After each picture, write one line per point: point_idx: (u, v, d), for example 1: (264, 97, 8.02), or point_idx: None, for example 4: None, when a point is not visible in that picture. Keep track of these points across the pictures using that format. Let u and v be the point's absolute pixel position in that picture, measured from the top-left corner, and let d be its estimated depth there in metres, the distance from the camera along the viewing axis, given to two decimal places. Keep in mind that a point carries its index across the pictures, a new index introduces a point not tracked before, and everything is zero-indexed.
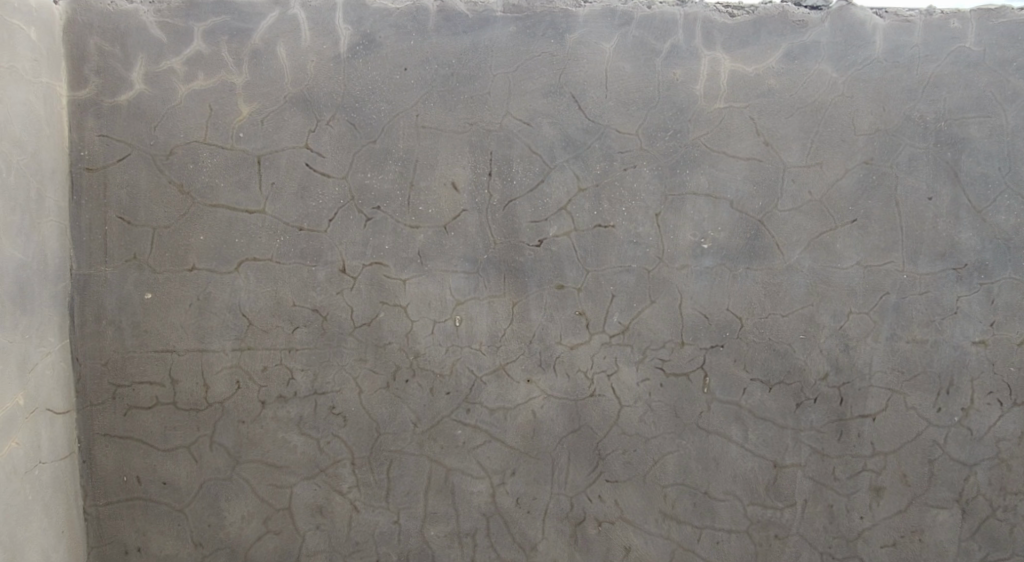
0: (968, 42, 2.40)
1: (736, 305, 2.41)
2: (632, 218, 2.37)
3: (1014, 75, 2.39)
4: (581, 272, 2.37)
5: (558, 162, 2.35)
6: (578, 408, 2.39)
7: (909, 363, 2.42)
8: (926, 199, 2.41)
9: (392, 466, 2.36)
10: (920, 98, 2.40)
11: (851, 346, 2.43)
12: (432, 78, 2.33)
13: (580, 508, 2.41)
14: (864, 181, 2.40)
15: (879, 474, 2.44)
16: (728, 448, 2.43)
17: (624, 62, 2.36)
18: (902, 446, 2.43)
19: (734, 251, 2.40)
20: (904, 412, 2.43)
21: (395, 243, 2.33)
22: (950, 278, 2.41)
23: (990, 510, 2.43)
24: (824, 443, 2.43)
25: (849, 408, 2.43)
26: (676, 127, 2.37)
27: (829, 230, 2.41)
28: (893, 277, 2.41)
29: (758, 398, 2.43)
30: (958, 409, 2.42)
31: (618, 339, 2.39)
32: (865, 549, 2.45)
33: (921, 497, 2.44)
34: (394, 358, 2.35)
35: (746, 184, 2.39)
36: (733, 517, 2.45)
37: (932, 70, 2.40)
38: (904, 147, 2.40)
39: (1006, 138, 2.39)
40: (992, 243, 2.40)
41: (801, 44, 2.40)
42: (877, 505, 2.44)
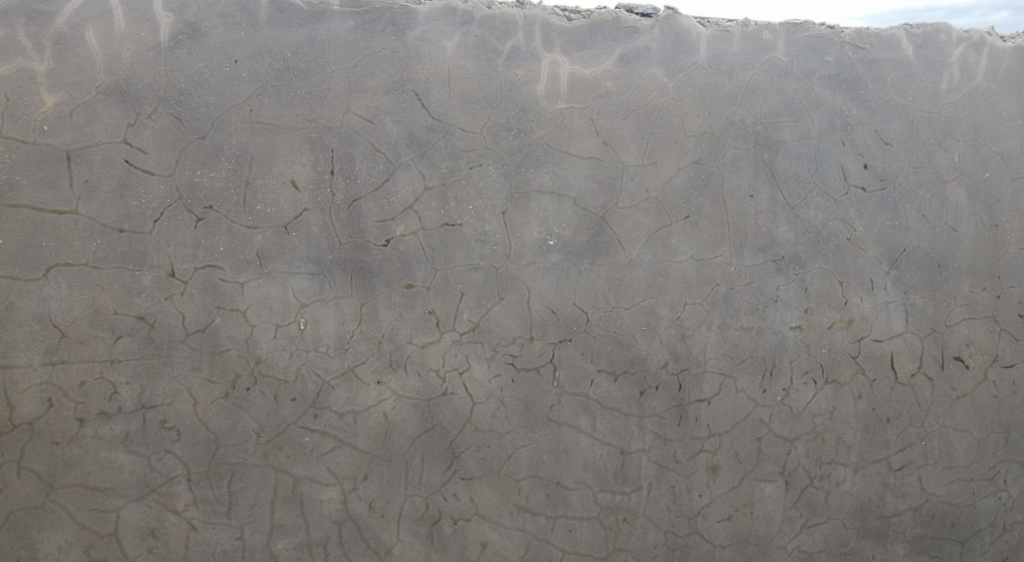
0: (778, 53, 2.64)
1: (581, 299, 2.50)
2: (479, 217, 2.40)
3: (818, 84, 2.67)
4: (429, 271, 2.36)
5: (402, 160, 2.33)
6: (431, 408, 2.39)
7: (738, 349, 2.65)
8: (748, 196, 2.62)
9: (233, 480, 2.25)
10: (741, 103, 2.60)
11: (687, 335, 2.60)
12: (265, 73, 2.23)
13: (435, 507, 2.41)
14: (694, 180, 2.58)
15: (715, 453, 2.66)
16: (578, 437, 2.53)
17: (466, 61, 2.37)
18: (735, 427, 2.67)
19: (577, 247, 2.49)
20: (736, 394, 2.66)
21: (230, 244, 2.21)
22: (771, 269, 2.65)
23: (809, 479, 2.74)
24: (666, 427, 2.61)
25: (687, 393, 2.62)
26: (520, 126, 2.42)
27: (665, 226, 2.56)
28: (722, 269, 2.62)
29: (604, 388, 2.54)
30: (781, 389, 2.68)
31: (468, 337, 2.41)
32: (704, 524, 2.68)
33: (752, 472, 2.70)
34: (232, 365, 2.23)
35: (588, 182, 2.49)
36: (584, 504, 2.56)
37: (749, 77, 2.61)
38: (729, 148, 2.60)
39: (813, 140, 2.66)
40: (805, 237, 2.66)
41: (633, 49, 2.52)
42: (714, 483, 2.67)
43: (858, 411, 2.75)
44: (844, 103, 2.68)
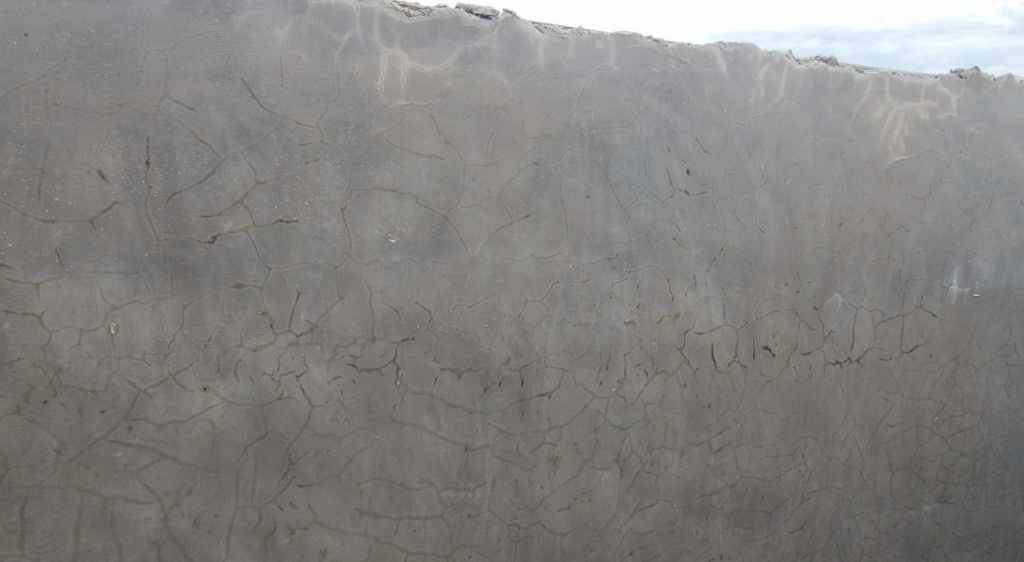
0: (610, 62, 2.85)
1: (424, 298, 2.49)
2: (316, 213, 2.31)
3: (646, 93, 2.95)
4: (261, 269, 2.24)
5: (230, 152, 2.19)
6: (264, 413, 2.27)
7: (576, 344, 2.84)
8: (584, 197, 2.82)
9: (27, 505, 2.02)
10: (577, 108, 2.78)
11: (528, 331, 2.72)
12: (64, 49, 2.00)
13: (269, 518, 2.30)
14: (533, 180, 2.70)
15: (555, 445, 2.82)
16: (422, 437, 2.52)
17: (299, 51, 2.28)
18: (574, 418, 2.86)
19: (418, 246, 2.47)
20: (575, 388, 2.85)
21: (21, 239, 1.97)
22: (607, 267, 2.89)
23: (641, 464, 3.08)
24: (508, 422, 2.69)
25: (529, 388, 2.74)
26: (358, 121, 2.36)
27: (506, 225, 2.65)
28: (562, 267, 2.78)
29: (448, 385, 2.56)
30: (616, 380, 2.96)
31: (305, 338, 2.31)
32: (545, 514, 2.82)
33: (590, 460, 2.93)
34: (25, 376, 1.99)
35: (429, 180, 2.48)
36: (428, 503, 2.56)
37: (584, 84, 2.79)
38: (566, 151, 2.76)
39: (642, 146, 2.96)
40: (636, 236, 2.97)
41: (474, 50, 2.56)
42: (555, 474, 2.83)
43: (684, 399, 3.18)
44: (668, 111, 3.02)
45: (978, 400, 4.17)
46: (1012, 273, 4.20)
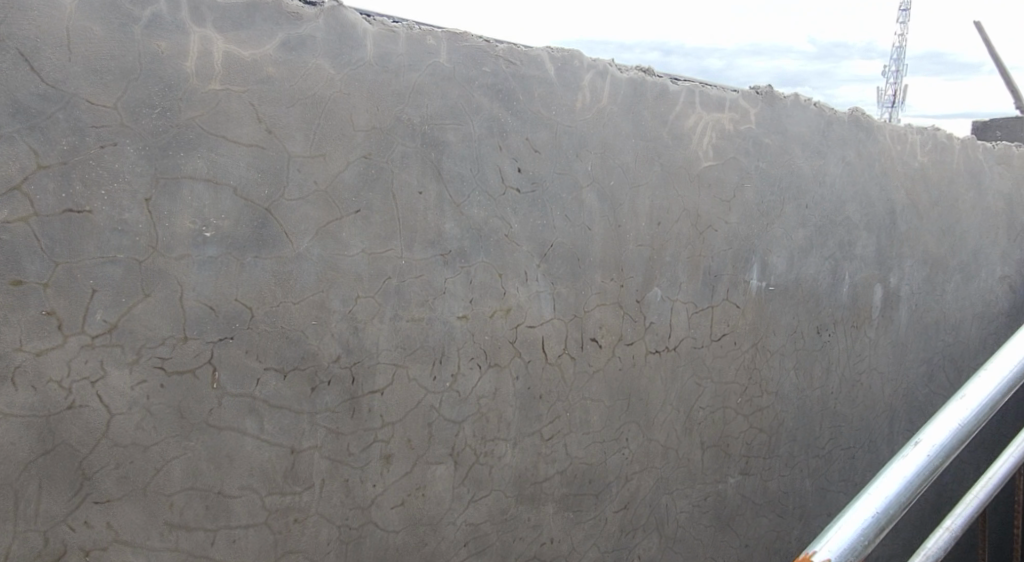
0: (441, 59, 2.89)
1: (244, 295, 2.36)
2: (114, 203, 2.10)
3: (477, 92, 3.03)
4: (46, 264, 2.01)
5: (4, 132, 1.93)
6: (50, 425, 2.03)
7: (409, 340, 2.84)
8: (416, 193, 2.83)
9: None
10: (408, 103, 2.77)
11: (359, 328, 2.67)
12: None
13: (58, 540, 2.07)
14: (363, 174, 2.65)
15: (388, 442, 2.80)
16: (243, 441, 2.39)
17: (91, 23, 2.05)
18: (407, 414, 2.86)
19: (237, 240, 2.33)
20: (408, 383, 2.85)
21: None
22: (439, 262, 2.93)
23: (476, 456, 3.16)
24: (338, 421, 2.63)
25: (360, 385, 2.69)
26: (163, 104, 2.17)
27: (336, 220, 2.57)
28: (394, 263, 2.76)
29: (272, 387, 2.45)
30: (450, 375, 3.01)
31: (103, 340, 2.10)
32: (378, 512, 2.80)
33: (424, 456, 2.94)
34: None
35: (249, 171, 2.35)
36: (249, 511, 2.43)
37: (414, 79, 2.79)
38: (397, 146, 2.75)
39: (474, 143, 3.03)
40: (469, 232, 3.04)
41: (297, 37, 2.46)
42: (388, 471, 2.82)
43: (517, 390, 3.30)
44: (498, 111, 3.12)
45: (774, 382, 4.71)
46: (800, 269, 4.78)
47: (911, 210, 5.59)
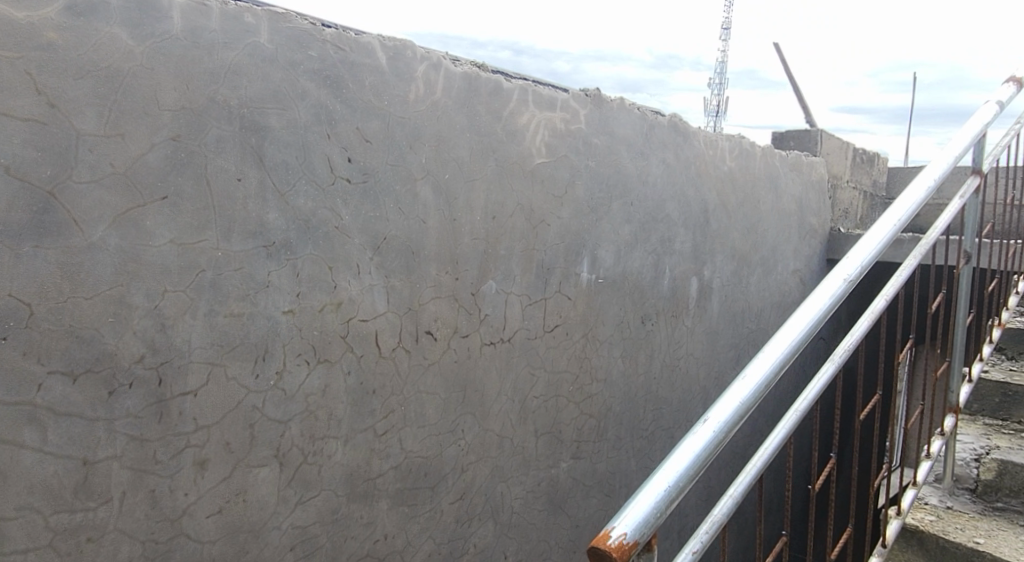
0: (261, 38, 2.74)
1: (23, 289, 2.15)
2: None
3: (303, 76, 2.90)
4: None
5: None
6: None
7: (228, 336, 2.69)
8: (235, 180, 2.67)
9: None
10: (224, 83, 2.61)
11: (167, 325, 2.50)
12: None
13: None
14: (171, 157, 2.46)
15: (203, 447, 2.65)
16: (20, 455, 2.19)
17: None
18: (226, 415, 2.72)
19: (13, 225, 2.12)
20: (227, 382, 2.70)
21: None
22: (262, 255, 2.78)
23: (303, 456, 3.05)
24: (142, 426, 2.47)
25: (169, 387, 2.52)
26: None
27: (137, 207, 2.38)
28: (209, 255, 2.59)
29: (58, 392, 2.25)
30: (275, 372, 2.88)
31: None
32: (191, 523, 2.65)
33: (245, 458, 2.81)
34: None
35: (27, 147, 2.13)
36: (29, 532, 2.23)
37: (230, 57, 2.63)
38: (212, 128, 2.58)
39: (300, 129, 2.90)
40: (295, 223, 2.91)
41: (86, 2, 2.25)
42: (202, 478, 2.66)
43: (348, 386, 3.24)
44: (326, 97, 3.01)
45: (602, 369, 4.99)
46: (626, 263, 5.11)
47: (721, 209, 6.16)
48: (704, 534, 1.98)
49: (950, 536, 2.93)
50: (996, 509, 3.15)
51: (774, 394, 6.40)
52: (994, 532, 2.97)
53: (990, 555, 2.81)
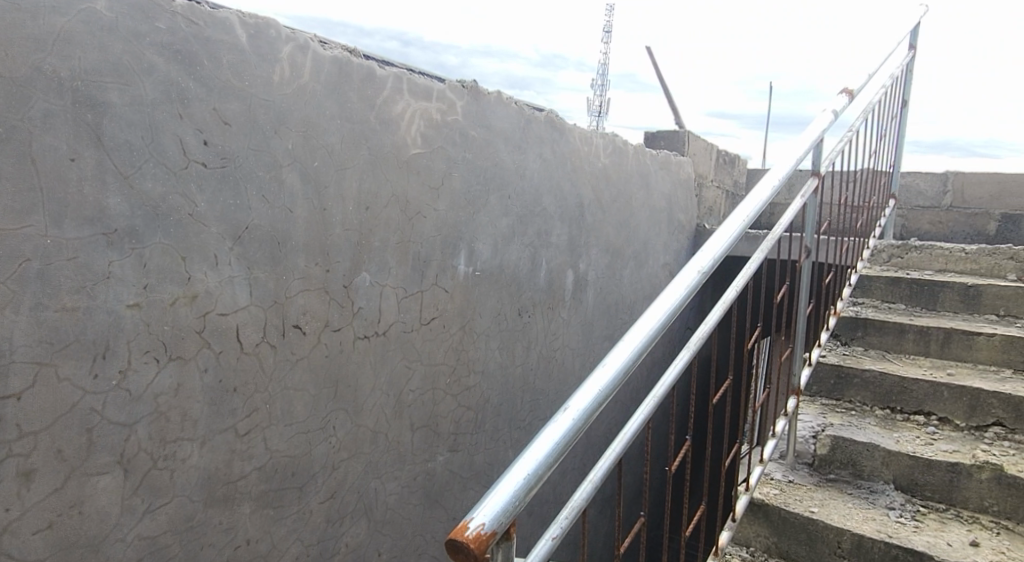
0: (98, 6, 2.62)
1: None
2: None
3: (148, 49, 2.77)
4: None
5: None
6: None
7: (59, 333, 2.59)
8: (67, 160, 2.56)
9: None
10: (52, 52, 2.50)
11: None
12: None
13: None
14: None
15: (29, 456, 2.55)
16: None
17: None
18: (57, 420, 2.61)
19: None
20: (58, 384, 2.60)
21: None
22: (100, 243, 2.66)
23: (152, 462, 2.92)
24: None
25: None
26: None
27: None
28: (34, 242, 2.50)
29: None
30: (117, 371, 2.76)
31: None
32: (13, 540, 2.54)
33: (80, 467, 2.69)
34: None
35: None
36: None
37: (62, 24, 2.52)
38: (38, 101, 2.48)
39: (145, 107, 2.77)
40: (141, 209, 2.78)
41: None
42: (27, 490, 2.56)
43: (205, 384, 3.09)
44: (177, 74, 2.87)
45: (479, 361, 5.00)
46: (503, 256, 5.14)
47: (595, 205, 6.36)
48: (564, 520, 2.13)
49: (790, 507, 3.20)
50: (829, 480, 3.47)
51: (637, 381, 6.77)
52: (827, 501, 3.28)
53: (823, 522, 3.10)
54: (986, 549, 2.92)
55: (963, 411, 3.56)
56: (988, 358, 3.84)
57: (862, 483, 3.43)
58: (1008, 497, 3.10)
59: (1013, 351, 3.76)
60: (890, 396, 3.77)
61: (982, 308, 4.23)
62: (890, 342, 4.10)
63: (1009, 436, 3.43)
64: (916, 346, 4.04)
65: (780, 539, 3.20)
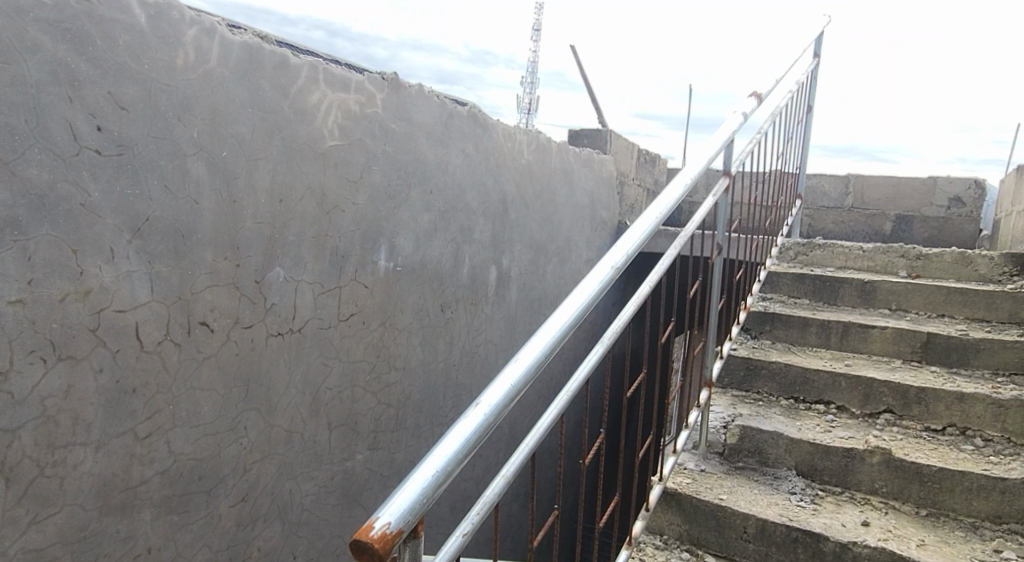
0: None
1: None
2: None
3: (32, 27, 2.65)
4: None
5: None
6: None
7: None
8: None
9: None
10: None
11: None
12: None
13: None
14: None
15: None
16: None
17: None
18: None
19: None
20: None
21: None
22: None
23: (38, 469, 2.81)
24: None
25: None
26: None
27: None
28: None
29: None
30: None
31: None
32: None
33: None
34: None
35: None
36: None
37: None
38: None
39: (29, 89, 2.67)
40: (24, 198, 2.68)
41: None
42: None
43: (98, 385, 2.98)
44: (66, 55, 2.76)
45: (400, 357, 4.93)
46: (425, 251, 5.09)
47: (519, 201, 6.38)
48: (475, 517, 2.12)
49: (701, 495, 3.32)
50: (737, 468, 3.62)
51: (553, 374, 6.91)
52: (735, 488, 3.42)
53: (730, 509, 3.22)
54: (876, 528, 3.12)
55: (858, 400, 3.78)
56: (881, 349, 4.10)
57: (767, 470, 3.59)
58: (895, 479, 3.32)
59: (903, 343, 4.03)
60: (795, 387, 3.96)
61: (876, 303, 4.50)
62: (794, 335, 4.31)
63: (898, 422, 3.66)
64: (818, 338, 4.26)
65: (691, 527, 3.32)
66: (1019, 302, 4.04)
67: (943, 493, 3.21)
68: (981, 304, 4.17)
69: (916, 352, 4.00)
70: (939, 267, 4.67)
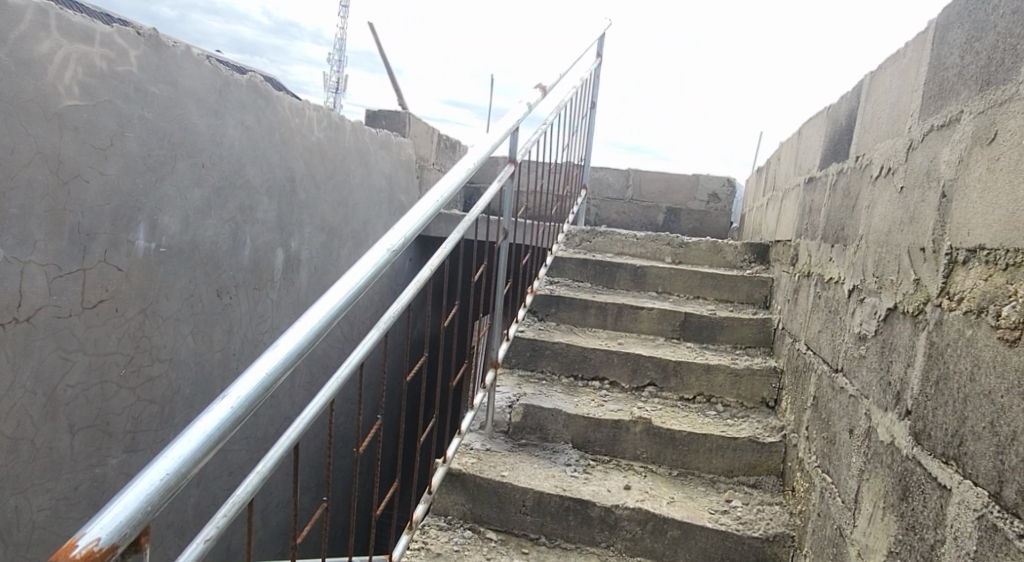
0: None
1: None
2: None
3: None
4: None
5: None
6: None
7: None
8: None
9: None
10: None
11: None
12: None
13: None
14: None
15: None
16: None
17: None
18: None
19: None
20: None
21: None
22: None
23: None
24: None
25: None
26: None
27: None
28: None
29: None
30: None
31: None
32: None
33: None
34: None
35: None
36: None
37: None
38: None
39: None
40: None
41: None
42: None
43: None
44: None
45: (166, 348, 4.41)
46: (197, 231, 4.57)
47: (309, 180, 6.04)
48: (221, 519, 1.93)
49: (484, 474, 3.38)
50: (520, 445, 3.75)
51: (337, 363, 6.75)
52: (516, 464, 3.53)
53: (510, 484, 3.32)
54: (635, 490, 3.40)
55: (627, 374, 4.10)
56: (647, 329, 4.48)
57: (547, 445, 3.76)
58: (653, 444, 3.65)
59: (665, 322, 4.44)
60: (574, 365, 4.19)
61: (645, 286, 4.91)
62: (576, 316, 4.57)
63: (658, 393, 4.04)
64: (597, 319, 4.55)
65: (474, 505, 3.37)
66: (754, 285, 4.64)
67: (690, 454, 3.60)
68: (726, 287, 4.73)
69: (675, 330, 4.43)
70: (696, 254, 5.21)
